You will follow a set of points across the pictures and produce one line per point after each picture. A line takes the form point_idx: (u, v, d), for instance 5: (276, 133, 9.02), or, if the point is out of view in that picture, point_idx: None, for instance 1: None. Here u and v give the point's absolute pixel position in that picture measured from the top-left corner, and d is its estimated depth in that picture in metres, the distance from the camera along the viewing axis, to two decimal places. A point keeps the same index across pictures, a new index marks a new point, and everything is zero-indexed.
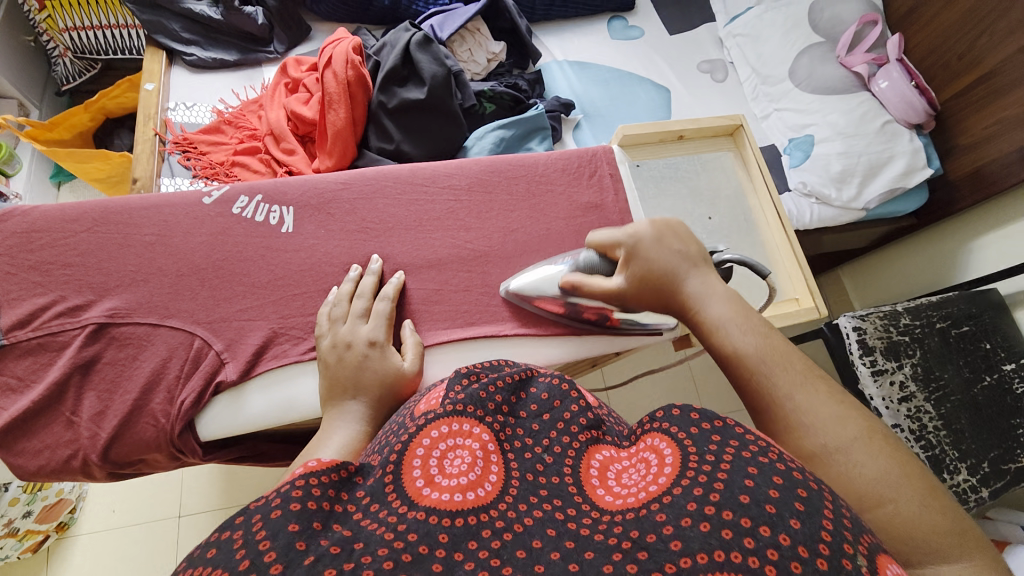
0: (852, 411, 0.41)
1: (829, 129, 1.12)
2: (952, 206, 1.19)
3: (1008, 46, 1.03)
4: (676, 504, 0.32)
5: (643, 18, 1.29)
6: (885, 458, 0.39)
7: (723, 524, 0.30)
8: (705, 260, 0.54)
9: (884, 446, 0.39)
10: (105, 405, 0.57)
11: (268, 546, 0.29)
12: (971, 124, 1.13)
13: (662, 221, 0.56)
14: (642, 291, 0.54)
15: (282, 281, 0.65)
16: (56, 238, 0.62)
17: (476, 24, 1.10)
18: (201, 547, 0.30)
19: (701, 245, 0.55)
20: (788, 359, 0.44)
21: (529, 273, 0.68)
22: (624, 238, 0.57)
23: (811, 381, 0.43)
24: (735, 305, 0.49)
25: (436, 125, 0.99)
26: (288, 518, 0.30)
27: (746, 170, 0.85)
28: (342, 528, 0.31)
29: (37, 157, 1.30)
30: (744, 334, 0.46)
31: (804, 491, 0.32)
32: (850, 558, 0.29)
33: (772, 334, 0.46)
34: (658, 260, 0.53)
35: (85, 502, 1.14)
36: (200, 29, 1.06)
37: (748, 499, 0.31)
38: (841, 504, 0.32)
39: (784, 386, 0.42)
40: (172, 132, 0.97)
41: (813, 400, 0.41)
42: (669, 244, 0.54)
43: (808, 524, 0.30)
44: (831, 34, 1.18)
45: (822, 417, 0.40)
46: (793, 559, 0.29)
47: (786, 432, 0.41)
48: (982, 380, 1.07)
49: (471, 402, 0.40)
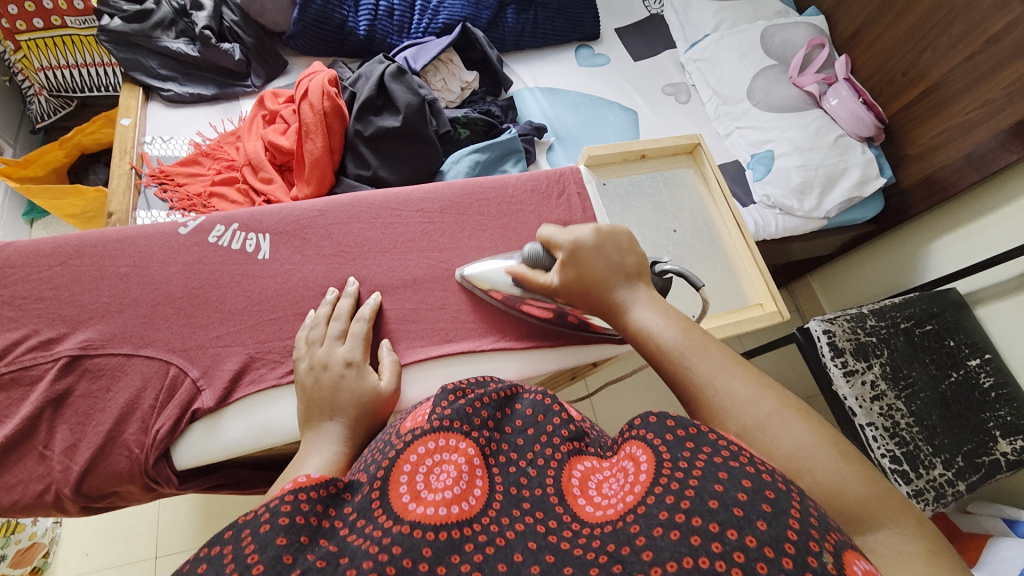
0: (768, 391, 0.44)
1: (786, 144, 1.19)
2: (906, 212, 1.26)
3: (949, 60, 1.11)
4: (649, 514, 0.32)
5: (608, 46, 1.36)
6: (803, 430, 0.41)
7: (691, 530, 0.31)
8: (641, 271, 0.57)
9: (803, 421, 0.42)
10: (77, 438, 0.56)
11: (256, 558, 0.30)
12: (919, 134, 1.20)
13: (606, 230, 0.59)
14: (575, 292, 0.58)
15: (258, 306, 0.65)
16: (29, 272, 0.62)
17: (449, 55, 1.15)
18: (190, 562, 0.30)
19: (640, 256, 0.58)
20: (707, 348, 0.48)
21: (484, 264, 0.71)
22: (566, 242, 0.59)
23: (729, 366, 0.46)
24: (659, 307, 0.53)
25: (413, 150, 1.02)
26: (276, 532, 0.31)
27: (706, 184, 0.90)
28: (328, 542, 0.32)
29: (10, 195, 1.29)
30: (663, 330, 0.50)
31: (772, 493, 0.32)
32: (816, 555, 0.30)
33: (692, 327, 0.50)
34: (594, 265, 0.57)
35: (58, 547, 1.09)
36: (177, 65, 1.08)
37: (716, 504, 0.31)
38: (809, 503, 0.33)
39: (703, 373, 0.46)
40: (149, 165, 0.98)
41: (731, 383, 0.44)
42: (608, 253, 0.57)
43: (775, 524, 0.30)
44: (783, 57, 1.27)
45: (742, 398, 0.43)
46: (759, 560, 0.29)
47: (711, 415, 0.44)
48: (950, 376, 1.11)
49: (459, 417, 0.40)
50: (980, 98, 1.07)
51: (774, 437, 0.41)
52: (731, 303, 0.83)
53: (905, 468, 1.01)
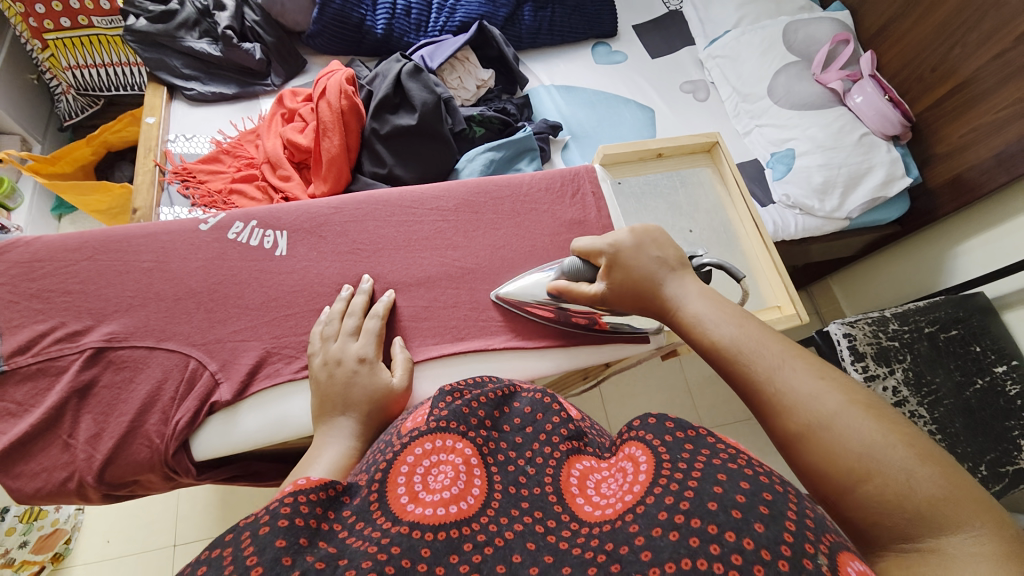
0: (834, 385, 0.41)
1: (808, 142, 1.16)
2: (934, 213, 1.22)
3: (980, 57, 1.07)
4: (648, 514, 0.32)
5: (626, 44, 1.34)
6: (872, 427, 0.38)
7: (691, 532, 0.30)
8: (683, 263, 0.58)
9: (871, 418, 0.39)
10: (101, 427, 0.58)
11: (255, 561, 0.30)
12: (948, 132, 1.16)
13: (641, 229, 0.60)
14: (625, 295, 0.58)
15: (275, 302, 0.67)
16: (57, 266, 0.64)
17: (465, 53, 1.15)
18: (189, 566, 0.30)
19: (679, 249, 0.59)
20: (765, 342, 0.46)
21: (518, 280, 0.71)
22: (606, 246, 0.60)
23: (790, 360, 0.44)
24: (711, 300, 0.52)
25: (427, 149, 1.03)
26: (275, 534, 0.31)
27: (724, 184, 0.89)
28: (327, 545, 0.32)
29: (38, 191, 1.33)
30: (719, 324, 0.49)
31: (770, 495, 0.32)
32: (811, 558, 0.29)
33: (748, 321, 0.49)
34: (638, 265, 0.57)
35: (81, 533, 1.13)
36: (201, 65, 1.11)
37: (715, 506, 0.31)
38: (805, 505, 0.32)
39: (763, 368, 0.44)
40: (172, 162, 1.01)
41: (793, 378, 0.42)
42: (648, 251, 0.58)
43: (771, 527, 0.30)
44: (806, 53, 1.24)
45: (803, 394, 0.41)
46: (756, 562, 0.29)
47: (773, 412, 0.43)
48: (975, 383, 1.07)
49: (455, 418, 0.41)
50: (1009, 97, 1.03)
51: (840, 435, 0.38)
52: (748, 304, 0.82)
53: None
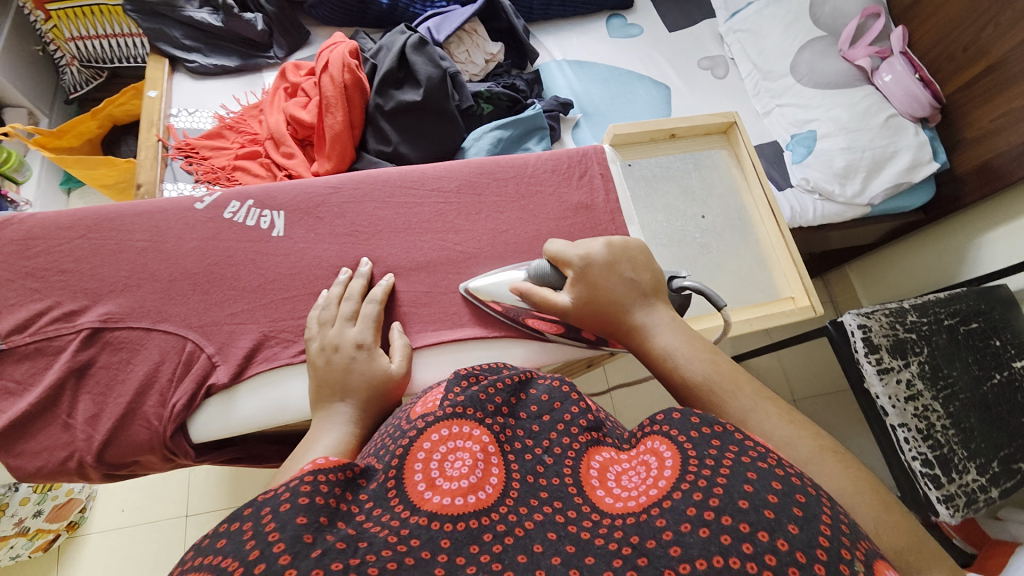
0: (805, 432, 0.41)
1: (831, 123, 1.10)
2: (959, 201, 1.17)
3: (1016, 36, 1.00)
4: (676, 509, 0.31)
5: (642, 15, 1.28)
6: (842, 476, 0.38)
7: (722, 529, 0.29)
8: (657, 289, 0.55)
9: (841, 466, 0.39)
10: (100, 408, 0.58)
11: (277, 537, 0.29)
12: (977, 116, 1.10)
13: (618, 245, 0.58)
14: (588, 313, 0.56)
15: (272, 284, 0.65)
16: (52, 244, 0.63)
17: (473, 26, 1.10)
18: (208, 537, 0.30)
19: (656, 272, 0.57)
20: (737, 381, 0.45)
21: (489, 276, 0.68)
22: (575, 257, 0.57)
23: (761, 404, 0.43)
24: (681, 333, 0.50)
25: (431, 126, 1.00)
26: (296, 511, 0.30)
27: (740, 167, 0.85)
28: (346, 526, 0.31)
29: (46, 165, 1.32)
30: (688, 361, 0.47)
31: (803, 497, 0.30)
32: (848, 563, 0.28)
33: (719, 358, 0.47)
34: (607, 284, 0.55)
35: (94, 503, 1.16)
36: (201, 35, 1.07)
37: (746, 504, 0.30)
38: (839, 510, 0.31)
39: (736, 413, 0.43)
40: (175, 138, 0.99)
41: (765, 423, 0.42)
42: (620, 270, 0.55)
43: (806, 529, 0.29)
44: (833, 28, 1.15)
45: (777, 441, 0.41)
46: (791, 564, 0.28)
47: None
48: (992, 377, 1.04)
49: (471, 404, 0.39)
50: None
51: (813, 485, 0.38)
52: (760, 296, 0.79)
53: (937, 472, 0.94)
